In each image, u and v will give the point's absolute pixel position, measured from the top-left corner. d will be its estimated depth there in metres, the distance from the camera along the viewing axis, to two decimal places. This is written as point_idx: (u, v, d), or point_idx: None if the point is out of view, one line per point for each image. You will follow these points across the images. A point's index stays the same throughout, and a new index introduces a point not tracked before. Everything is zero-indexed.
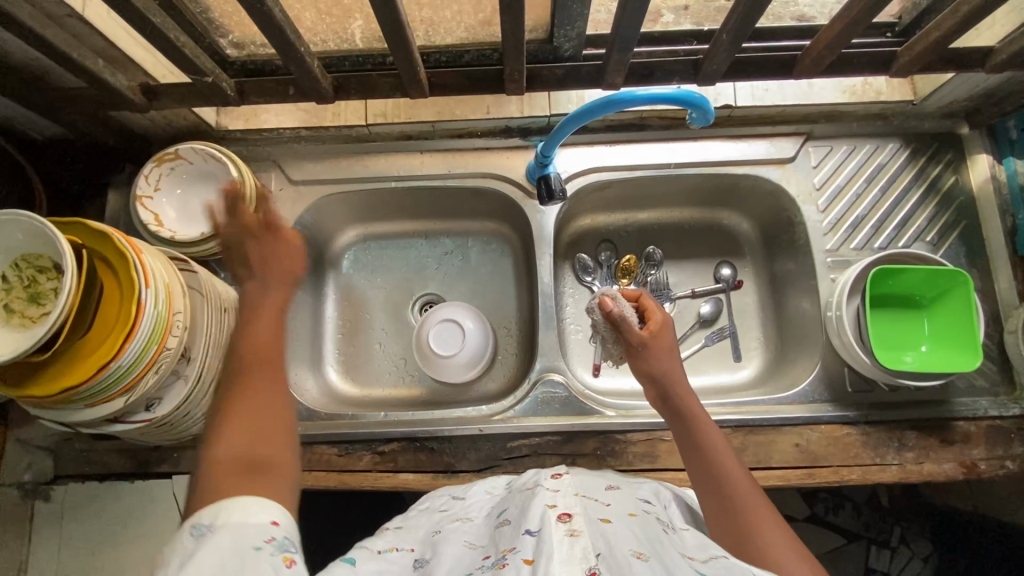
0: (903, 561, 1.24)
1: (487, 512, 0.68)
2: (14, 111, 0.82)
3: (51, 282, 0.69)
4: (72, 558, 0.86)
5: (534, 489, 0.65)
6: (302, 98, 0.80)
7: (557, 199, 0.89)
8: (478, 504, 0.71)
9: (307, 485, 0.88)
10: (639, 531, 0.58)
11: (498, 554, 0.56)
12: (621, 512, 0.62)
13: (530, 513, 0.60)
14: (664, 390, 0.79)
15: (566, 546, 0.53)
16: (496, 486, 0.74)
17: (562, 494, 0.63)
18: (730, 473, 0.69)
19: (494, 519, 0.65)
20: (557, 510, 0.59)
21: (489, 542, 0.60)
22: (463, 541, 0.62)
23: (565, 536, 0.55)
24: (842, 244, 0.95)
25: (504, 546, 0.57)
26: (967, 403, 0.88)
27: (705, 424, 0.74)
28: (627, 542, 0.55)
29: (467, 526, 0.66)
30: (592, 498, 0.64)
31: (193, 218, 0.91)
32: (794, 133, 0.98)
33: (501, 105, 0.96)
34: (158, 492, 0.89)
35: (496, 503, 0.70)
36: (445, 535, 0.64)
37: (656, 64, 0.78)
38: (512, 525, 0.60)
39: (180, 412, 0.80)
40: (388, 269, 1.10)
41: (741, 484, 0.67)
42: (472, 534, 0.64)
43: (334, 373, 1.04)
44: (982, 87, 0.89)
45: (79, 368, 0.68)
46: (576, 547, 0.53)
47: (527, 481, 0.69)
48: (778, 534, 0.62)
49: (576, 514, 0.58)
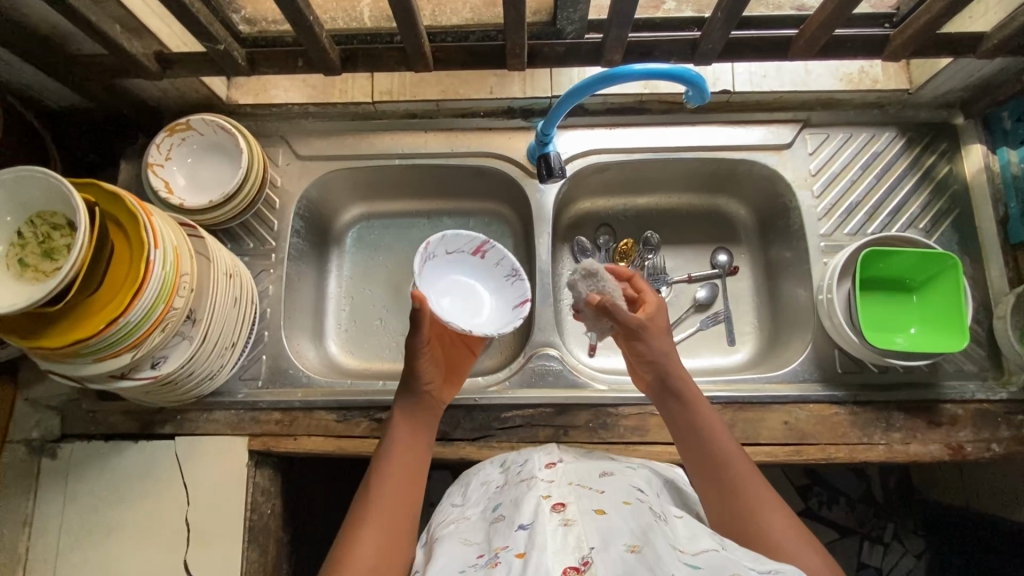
0: (896, 558, 1.26)
1: (483, 506, 0.70)
2: (33, 79, 0.86)
3: (64, 239, 0.72)
4: (76, 514, 0.89)
5: (530, 482, 0.67)
6: (311, 70, 0.83)
7: (556, 177, 0.91)
8: (475, 499, 0.73)
9: (306, 450, 0.90)
10: (630, 518, 0.59)
11: (491, 552, 0.59)
12: (615, 501, 0.63)
13: (524, 507, 0.62)
14: (661, 379, 0.79)
15: (560, 535, 0.56)
16: (491, 474, 0.76)
17: (556, 485, 0.65)
18: (731, 456, 0.71)
19: (490, 514, 0.67)
20: (551, 501, 0.62)
21: (484, 539, 0.63)
22: (460, 537, 0.65)
23: (559, 526, 0.58)
24: (836, 229, 0.97)
25: (498, 543, 0.60)
26: (955, 386, 0.90)
27: (705, 413, 0.75)
28: (622, 532, 0.57)
29: (463, 525, 0.68)
30: (586, 487, 0.65)
31: (203, 187, 0.94)
32: (791, 120, 1.00)
33: (504, 86, 0.98)
34: (160, 454, 0.91)
35: (492, 493, 0.72)
36: (443, 538, 0.66)
37: (654, 44, 0.80)
38: (506, 520, 0.62)
39: (185, 370, 0.82)
40: (390, 247, 1.12)
41: (743, 469, 0.69)
42: (468, 530, 0.66)
43: (335, 346, 1.06)
44: (978, 76, 0.91)
45: (89, 323, 0.71)
46: (570, 536, 0.56)
47: (522, 474, 0.71)
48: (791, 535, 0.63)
49: (570, 503, 0.61)
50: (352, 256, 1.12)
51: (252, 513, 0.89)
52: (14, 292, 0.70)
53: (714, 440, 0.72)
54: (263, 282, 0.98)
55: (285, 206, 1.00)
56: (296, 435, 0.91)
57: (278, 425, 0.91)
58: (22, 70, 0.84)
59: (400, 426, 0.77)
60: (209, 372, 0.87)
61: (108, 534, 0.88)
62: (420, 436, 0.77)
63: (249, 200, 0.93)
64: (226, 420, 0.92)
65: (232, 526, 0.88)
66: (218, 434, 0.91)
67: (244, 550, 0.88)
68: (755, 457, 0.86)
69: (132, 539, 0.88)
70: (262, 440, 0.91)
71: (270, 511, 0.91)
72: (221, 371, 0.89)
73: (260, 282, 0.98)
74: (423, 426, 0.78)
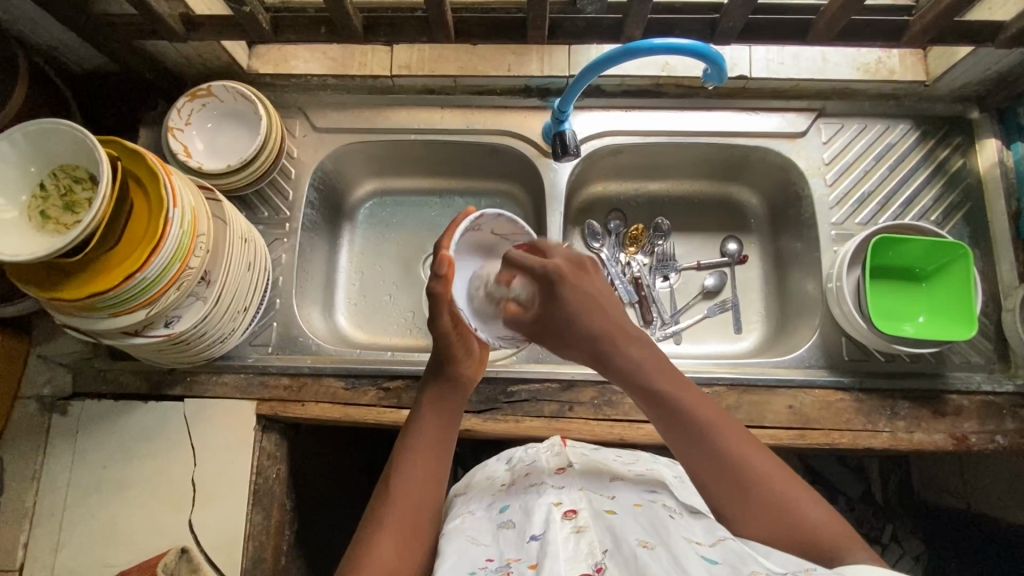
0: (893, 558, 1.22)
1: (489, 505, 0.71)
2: (59, 38, 0.87)
3: (86, 192, 0.73)
4: (84, 470, 0.90)
5: (540, 487, 0.68)
6: (333, 37, 0.84)
7: (571, 154, 0.92)
8: (479, 498, 0.73)
9: (312, 416, 0.91)
10: (641, 518, 0.61)
11: (502, 559, 0.60)
12: (626, 504, 0.65)
13: (535, 516, 0.63)
14: (598, 351, 0.69)
15: (572, 541, 0.58)
16: (498, 473, 0.78)
17: (567, 491, 0.66)
18: (703, 420, 0.65)
19: (497, 515, 0.68)
20: (563, 508, 0.63)
21: (493, 542, 0.64)
22: (466, 536, 0.65)
23: (571, 532, 0.59)
24: (847, 218, 0.97)
25: (509, 552, 0.61)
26: (962, 377, 0.90)
27: (657, 377, 0.67)
28: (633, 531, 0.58)
29: (469, 521, 0.68)
30: (598, 492, 0.67)
31: (221, 152, 0.96)
32: (807, 109, 1.00)
33: (522, 64, 0.98)
34: (168, 415, 0.91)
35: (498, 494, 0.73)
36: (448, 533, 0.67)
37: (675, 22, 0.81)
38: (516, 527, 0.64)
39: (197, 330, 0.83)
40: (402, 224, 1.13)
41: (719, 429, 0.65)
42: (474, 529, 0.67)
43: (343, 319, 1.07)
44: (995, 69, 0.91)
45: (106, 278, 0.71)
46: (583, 541, 0.58)
47: (532, 478, 0.72)
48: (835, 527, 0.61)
49: (582, 510, 0.62)
50: (363, 231, 1.13)
51: (258, 477, 0.90)
52: (34, 242, 0.70)
53: (678, 408, 0.66)
54: (276, 251, 0.99)
55: (300, 176, 1.01)
56: (304, 401, 0.92)
57: (286, 391, 0.92)
58: (49, 28, 0.85)
59: (426, 417, 0.72)
60: (220, 335, 0.88)
61: (115, 491, 0.89)
62: (446, 432, 0.72)
63: (265, 168, 0.94)
64: (235, 384, 0.93)
65: (237, 488, 0.89)
66: (227, 396, 0.92)
67: (248, 512, 0.89)
68: (759, 438, 0.86)
69: (138, 497, 0.89)
70: (270, 405, 0.92)
71: (275, 476, 0.92)
72: (232, 334, 0.90)
73: (273, 250, 0.99)
74: (453, 418, 0.73)
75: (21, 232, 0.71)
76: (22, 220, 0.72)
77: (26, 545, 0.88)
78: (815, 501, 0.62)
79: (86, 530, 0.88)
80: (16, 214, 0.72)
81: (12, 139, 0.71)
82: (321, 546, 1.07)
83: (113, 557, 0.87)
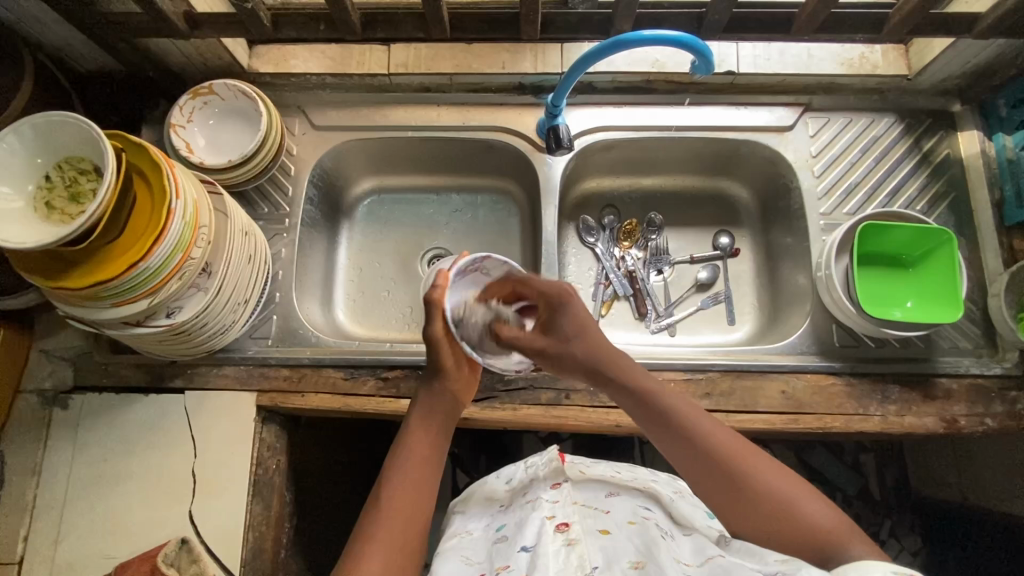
0: (891, 555, 1.22)
1: (485, 523, 0.73)
2: (66, 37, 0.90)
3: (90, 183, 0.75)
4: (84, 464, 0.91)
5: (534, 501, 0.70)
6: (334, 33, 0.89)
7: (565, 148, 0.94)
8: (478, 515, 0.75)
9: (313, 407, 0.92)
10: (634, 535, 0.62)
11: (493, 571, 0.62)
12: (620, 522, 0.65)
13: (528, 528, 0.65)
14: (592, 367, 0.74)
15: (562, 555, 0.60)
16: (496, 492, 0.79)
17: (561, 504, 0.68)
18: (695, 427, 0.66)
19: (492, 533, 0.70)
20: (555, 522, 0.65)
21: (485, 559, 0.65)
22: (460, 554, 0.67)
23: (562, 546, 0.61)
24: (836, 208, 0.99)
25: (499, 564, 0.62)
26: (950, 360, 0.92)
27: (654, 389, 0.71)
28: (626, 551, 0.59)
29: (465, 540, 0.70)
30: (593, 508, 0.68)
31: (222, 149, 0.98)
32: (793, 103, 1.03)
33: (516, 62, 1.01)
34: (168, 407, 0.92)
35: (495, 512, 0.74)
36: (444, 554, 0.68)
37: (662, 16, 0.86)
38: (508, 540, 0.65)
39: (198, 321, 0.84)
40: (400, 221, 1.15)
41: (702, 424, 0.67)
42: (469, 547, 0.69)
43: (341, 314, 1.08)
44: (975, 61, 0.94)
45: (109, 267, 0.71)
46: (573, 555, 0.60)
47: (529, 493, 0.73)
48: (818, 505, 0.60)
49: (575, 523, 0.64)
50: (361, 228, 1.15)
51: (258, 468, 0.91)
52: (38, 232, 0.72)
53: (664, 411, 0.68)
54: (276, 245, 1.00)
55: (300, 172, 1.03)
56: (304, 392, 0.93)
57: (287, 382, 0.93)
58: (56, 27, 0.87)
59: (414, 430, 0.74)
60: (221, 327, 0.88)
61: (113, 485, 0.90)
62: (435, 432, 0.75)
63: (262, 166, 0.96)
64: (236, 376, 0.94)
65: (237, 478, 0.90)
66: (227, 388, 0.93)
67: (248, 503, 0.89)
68: (754, 422, 0.88)
69: (136, 491, 0.90)
70: (271, 396, 0.93)
71: (275, 468, 0.93)
72: (232, 326, 0.90)
73: (273, 245, 1.00)
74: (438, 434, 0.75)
75: (25, 221, 0.72)
76: (27, 210, 0.73)
77: (25, 539, 0.88)
78: (816, 498, 0.61)
79: (86, 523, 0.89)
80: (22, 204, 0.73)
81: (19, 131, 0.72)
82: (319, 544, 1.07)
83: (114, 549, 0.87)
